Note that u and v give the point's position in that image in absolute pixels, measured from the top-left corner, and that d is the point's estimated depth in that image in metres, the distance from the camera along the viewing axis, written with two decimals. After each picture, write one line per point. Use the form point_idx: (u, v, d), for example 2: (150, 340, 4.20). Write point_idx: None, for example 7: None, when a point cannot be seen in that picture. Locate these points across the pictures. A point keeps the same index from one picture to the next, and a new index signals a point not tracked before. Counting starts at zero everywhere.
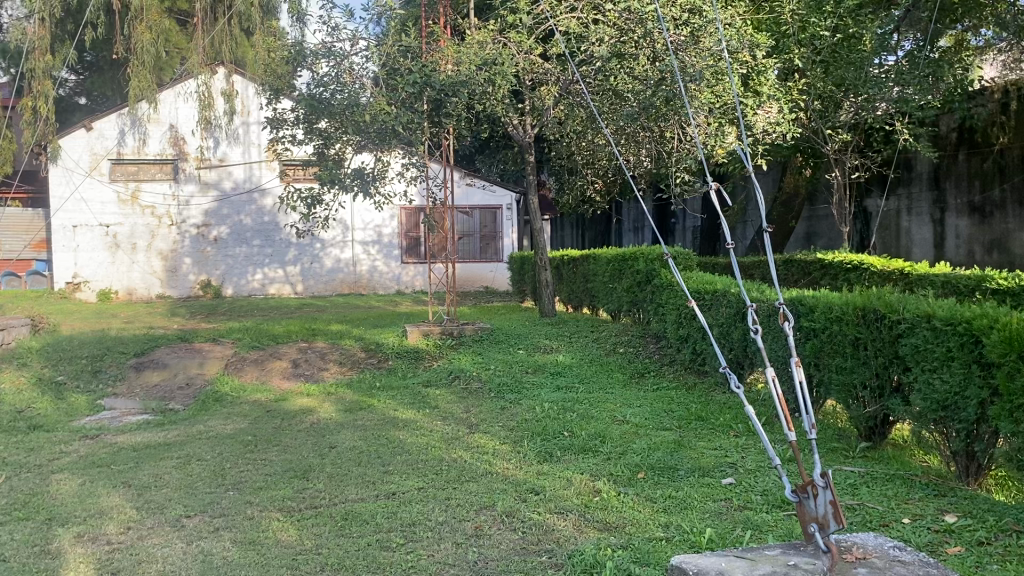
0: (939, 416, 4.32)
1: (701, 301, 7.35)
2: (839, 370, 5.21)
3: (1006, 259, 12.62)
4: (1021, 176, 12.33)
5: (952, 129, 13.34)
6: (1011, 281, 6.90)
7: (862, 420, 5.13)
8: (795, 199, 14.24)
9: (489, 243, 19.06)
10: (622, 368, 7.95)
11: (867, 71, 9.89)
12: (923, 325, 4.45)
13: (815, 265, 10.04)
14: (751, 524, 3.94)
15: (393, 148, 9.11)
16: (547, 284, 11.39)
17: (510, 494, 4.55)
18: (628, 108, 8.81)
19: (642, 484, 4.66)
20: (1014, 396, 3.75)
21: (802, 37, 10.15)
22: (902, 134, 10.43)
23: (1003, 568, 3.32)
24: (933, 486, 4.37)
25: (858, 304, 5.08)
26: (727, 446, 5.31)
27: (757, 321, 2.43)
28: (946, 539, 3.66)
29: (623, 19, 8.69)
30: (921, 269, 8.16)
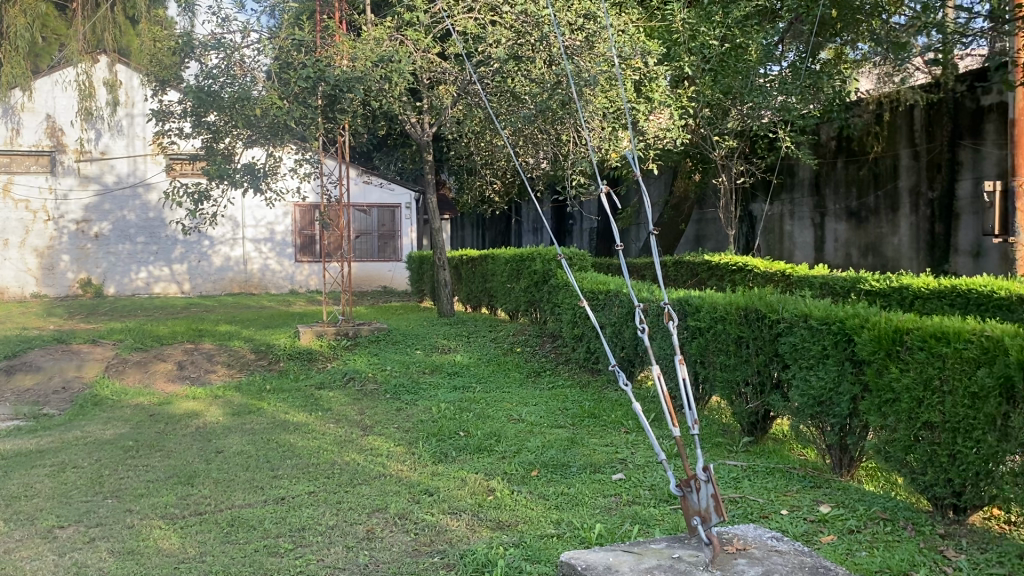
0: (815, 411, 4.53)
1: (594, 302, 7.48)
2: (723, 367, 5.40)
3: (879, 263, 13.28)
4: (892, 184, 12.98)
5: (831, 138, 14.05)
6: (881, 282, 7.29)
7: (745, 416, 5.31)
8: (685, 203, 14.66)
9: (387, 242, 18.89)
10: (519, 367, 8.02)
11: (753, 81, 10.28)
12: (800, 324, 4.66)
13: (703, 266, 10.36)
14: (639, 519, 4.03)
15: (286, 143, 8.97)
16: (446, 284, 11.38)
17: (403, 495, 4.51)
18: (525, 110, 8.93)
19: (535, 482, 4.70)
20: (882, 392, 3.98)
21: (692, 46, 10.30)
22: (784, 142, 10.92)
23: (870, 554, 3.51)
24: (810, 478, 4.58)
25: (740, 303, 5.27)
26: (618, 443, 5.42)
27: (644, 320, 2.53)
28: (820, 529, 3.83)
29: (519, 22, 8.72)
30: (801, 271, 8.53)
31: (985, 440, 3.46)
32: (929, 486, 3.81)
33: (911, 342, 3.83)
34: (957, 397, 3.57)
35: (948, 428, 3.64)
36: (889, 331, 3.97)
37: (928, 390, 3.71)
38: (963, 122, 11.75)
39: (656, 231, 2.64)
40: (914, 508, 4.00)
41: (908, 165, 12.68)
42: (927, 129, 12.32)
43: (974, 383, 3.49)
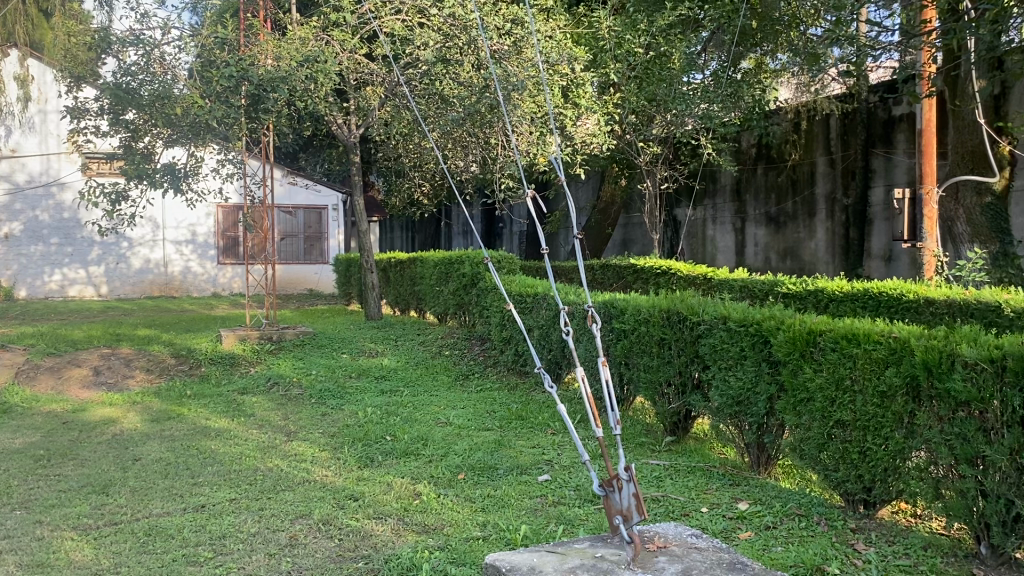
0: (735, 411, 4.66)
1: (521, 305, 7.52)
2: (646, 368, 5.50)
3: (797, 266, 13.72)
4: (810, 191, 13.43)
5: (751, 146, 14.45)
6: (798, 286, 7.52)
7: (667, 416, 5.42)
8: (612, 207, 14.83)
9: (313, 244, 18.64)
10: (447, 370, 8.00)
11: (676, 89, 10.40)
12: (720, 326, 4.78)
13: (629, 269, 10.52)
14: (564, 519, 4.07)
15: (208, 143, 8.77)
16: (373, 287, 11.27)
17: (327, 501, 4.46)
18: (453, 113, 8.88)
19: (461, 485, 4.70)
20: (798, 390, 4.13)
21: (618, 53, 10.65)
22: (707, 150, 11.26)
23: (786, 549, 3.63)
24: (729, 476, 4.69)
25: (663, 306, 5.38)
26: (545, 445, 5.46)
27: (568, 322, 2.57)
28: (738, 525, 3.94)
29: (448, 25, 8.76)
30: (722, 274, 8.74)
31: (893, 436, 3.62)
32: (841, 482, 3.95)
33: (824, 343, 3.98)
34: (867, 396, 3.72)
35: (858, 426, 3.79)
36: (804, 332, 4.11)
37: (840, 389, 3.86)
38: (875, 131, 12.23)
39: (581, 234, 2.68)
40: (827, 503, 4.16)
41: (824, 172, 13.13)
42: (841, 138, 12.78)
43: (882, 383, 3.64)
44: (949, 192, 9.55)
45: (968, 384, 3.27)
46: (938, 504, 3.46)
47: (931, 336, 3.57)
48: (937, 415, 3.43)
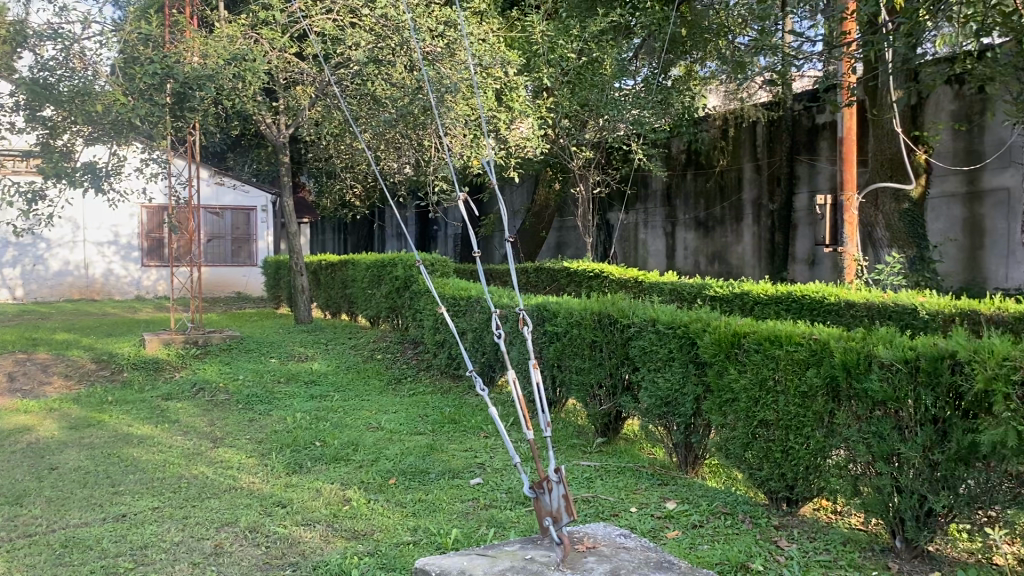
0: (663, 411, 4.73)
1: (454, 308, 7.52)
2: (578, 370, 5.55)
3: (724, 270, 14.04)
4: (737, 196, 13.74)
5: (681, 152, 14.71)
6: (725, 289, 7.68)
7: (598, 418, 5.48)
8: (546, 211, 14.94)
9: (241, 246, 18.31)
10: (379, 374, 7.93)
11: (608, 94, 10.54)
12: (649, 328, 4.86)
13: (562, 272, 10.61)
14: (495, 522, 4.08)
15: (131, 142, 8.51)
16: (304, 290, 11.10)
17: (254, 508, 4.37)
18: (386, 114, 8.84)
19: (392, 490, 4.66)
20: (722, 391, 4.22)
21: (551, 58, 10.50)
22: (638, 155, 11.37)
23: (712, 547, 3.70)
24: (658, 476, 4.76)
25: (594, 309, 5.43)
26: (477, 448, 5.46)
27: (501, 325, 2.61)
28: (666, 524, 4.00)
29: (379, 26, 8.67)
30: (653, 277, 8.86)
31: (814, 436, 3.73)
32: (765, 481, 4.05)
33: (748, 344, 4.07)
34: (789, 396, 3.82)
35: (781, 425, 3.89)
36: (729, 334, 4.20)
37: (764, 390, 3.96)
38: (799, 139, 12.58)
39: (513, 239, 2.72)
40: (751, 501, 4.26)
41: (751, 178, 13.46)
42: (767, 145, 13.12)
43: (803, 383, 3.75)
44: (869, 199, 9.87)
45: (884, 384, 3.38)
46: (857, 500, 3.58)
47: (849, 338, 3.69)
48: (855, 414, 3.54)
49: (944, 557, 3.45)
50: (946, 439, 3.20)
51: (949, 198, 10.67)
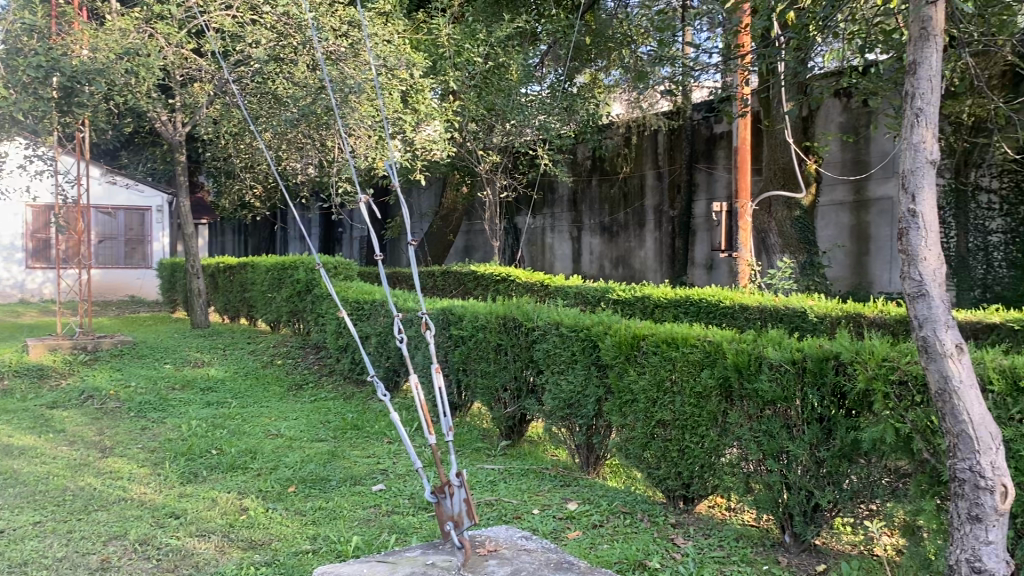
0: (566, 413, 4.79)
1: (358, 312, 7.42)
2: (484, 374, 5.55)
3: (628, 274, 14.35)
4: (640, 202, 14.08)
5: (586, 158, 14.96)
6: (627, 292, 7.82)
7: (502, 421, 5.50)
8: (453, 214, 14.98)
9: (135, 247, 17.66)
10: (280, 380, 7.75)
11: (514, 99, 10.70)
12: (552, 331, 4.91)
13: (469, 276, 10.62)
14: (397, 528, 4.04)
15: (14, 137, 8.06)
16: (200, 294, 10.77)
17: (145, 520, 4.20)
18: (288, 113, 8.71)
19: (291, 498, 4.56)
20: (623, 392, 4.30)
21: (457, 61, 10.25)
22: (544, 160, 11.49)
23: (611, 546, 3.76)
24: (560, 478, 4.82)
25: (500, 313, 5.46)
26: (380, 454, 5.41)
27: (402, 330, 2.65)
28: (567, 525, 4.04)
29: (281, 23, 8.47)
30: (558, 281, 8.97)
31: (708, 435, 3.84)
32: (663, 479, 4.15)
33: (647, 347, 4.16)
34: (685, 396, 3.92)
35: (678, 425, 3.99)
36: (629, 337, 4.28)
37: (661, 391, 4.06)
38: (698, 147, 12.97)
39: (418, 244, 2.74)
40: (649, 500, 4.36)
41: (653, 185, 13.80)
42: (668, 153, 13.46)
43: (698, 384, 3.86)
44: (763, 206, 10.24)
45: (773, 384, 3.52)
46: (748, 497, 3.71)
47: (742, 340, 3.81)
48: (747, 413, 3.67)
49: (829, 550, 3.61)
50: (831, 437, 3.36)
51: (837, 206, 11.19)
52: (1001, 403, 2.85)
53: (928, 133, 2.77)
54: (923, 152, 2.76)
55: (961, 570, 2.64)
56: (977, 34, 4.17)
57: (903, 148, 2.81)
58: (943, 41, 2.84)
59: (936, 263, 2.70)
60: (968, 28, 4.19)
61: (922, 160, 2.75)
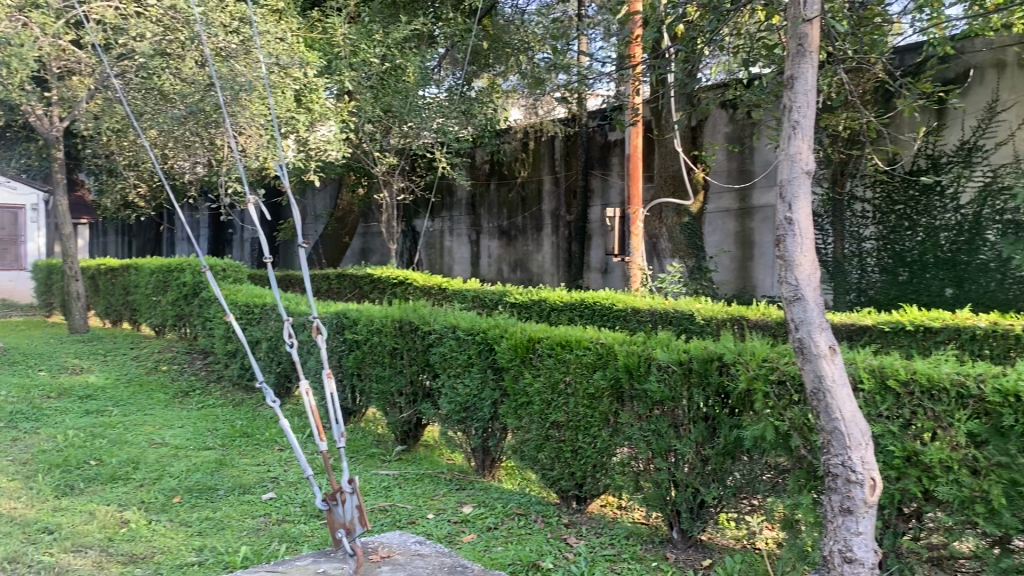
0: (461, 417, 4.78)
1: (248, 316, 7.22)
2: (379, 379, 5.49)
3: (525, 277, 14.51)
4: (537, 206, 14.26)
5: (484, 162, 15.06)
6: (524, 296, 7.90)
7: (398, 426, 5.46)
8: (349, 216, 14.81)
9: (7, 248, 16.72)
10: (165, 387, 7.46)
11: (412, 101, 10.58)
12: (449, 335, 4.90)
13: (365, 279, 10.50)
14: (287, 537, 3.94)
15: None
16: (79, 297, 10.24)
17: (14, 537, 3.95)
18: (175, 111, 8.52)
19: (176, 509, 4.39)
20: (518, 395, 4.33)
21: (353, 61, 10.12)
22: (441, 163, 11.48)
23: (505, 548, 3.78)
24: (455, 482, 4.82)
25: (396, 316, 5.42)
26: (270, 461, 5.28)
27: (293, 336, 2.71)
28: (463, 529, 4.03)
29: (168, 17, 8.14)
30: (455, 284, 8.98)
31: (601, 435, 3.91)
32: (557, 480, 4.19)
33: (542, 349, 4.21)
34: (578, 398, 3.98)
35: (571, 426, 4.04)
36: (524, 340, 4.32)
37: (555, 393, 4.11)
38: (594, 154, 13.21)
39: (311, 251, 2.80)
40: (543, 501, 4.41)
41: (549, 190, 14.00)
42: (565, 159, 13.66)
43: (591, 385, 3.92)
44: (655, 212, 10.53)
45: (661, 385, 3.61)
46: (638, 495, 3.80)
47: (632, 343, 3.91)
48: (637, 413, 3.76)
49: (714, 545, 3.74)
50: (716, 435, 3.49)
51: (724, 213, 11.63)
52: (870, 401, 3.00)
53: (803, 144, 2.92)
54: (799, 163, 2.90)
55: (835, 561, 2.77)
56: (850, 51, 4.40)
57: (780, 158, 2.95)
58: (818, 58, 2.99)
59: (810, 268, 2.85)
60: (843, 46, 4.40)
61: (798, 171, 2.90)
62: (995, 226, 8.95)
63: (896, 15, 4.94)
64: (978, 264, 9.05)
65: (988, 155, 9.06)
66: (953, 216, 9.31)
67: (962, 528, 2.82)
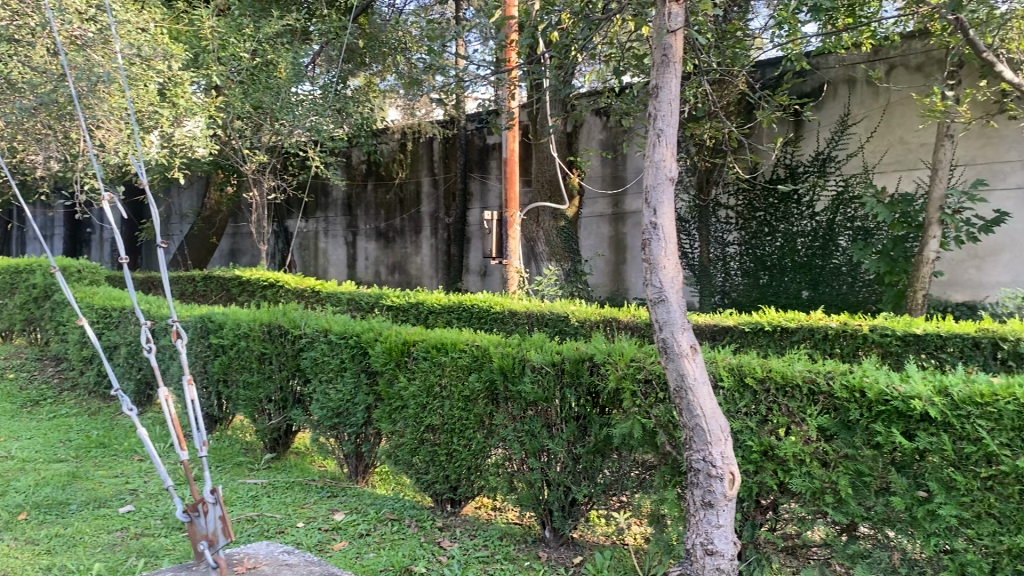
0: (333, 423, 4.69)
1: (105, 320, 6.85)
2: (246, 385, 5.31)
3: (403, 280, 14.42)
4: (415, 209, 14.19)
5: (361, 162, 14.89)
6: (400, 298, 7.84)
7: (266, 433, 5.31)
8: (216, 216, 14.31)
9: None
10: (12, 396, 6.98)
11: (284, 98, 10.22)
12: (320, 339, 4.80)
13: (234, 282, 10.16)
14: (146, 551, 3.75)
15: None
16: None
17: None
18: (22, 100, 7.93)
19: (21, 527, 4.11)
20: (392, 400, 4.28)
21: (221, 55, 9.79)
22: (316, 163, 11.24)
23: (377, 554, 3.72)
24: (327, 489, 4.73)
25: (264, 320, 5.26)
26: (129, 473, 5.02)
27: (151, 339, 2.56)
28: (333, 536, 3.95)
29: (16, 1, 7.63)
30: (329, 286, 8.82)
31: (476, 437, 3.91)
32: (430, 483, 4.17)
33: (417, 353, 4.18)
34: (453, 401, 3.97)
35: (446, 429, 4.02)
36: (399, 343, 4.28)
37: (430, 396, 4.08)
38: (472, 157, 13.26)
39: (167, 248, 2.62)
40: (418, 505, 4.37)
41: (428, 193, 13.95)
42: (443, 161, 13.66)
43: (466, 388, 3.91)
44: (532, 216, 10.64)
45: (535, 386, 3.64)
46: (512, 496, 3.83)
47: (507, 345, 3.94)
48: (511, 414, 3.78)
49: (585, 543, 3.80)
50: (586, 434, 3.56)
51: (599, 218, 11.91)
52: (730, 398, 3.14)
53: (667, 151, 3.02)
54: (663, 170, 2.99)
55: (697, 554, 2.87)
56: (714, 63, 4.59)
57: (647, 165, 3.04)
58: (680, 68, 3.10)
59: (673, 270, 2.96)
60: (706, 57, 4.58)
61: (663, 177, 2.99)
62: (847, 233, 9.53)
63: (757, 30, 5.20)
64: (831, 268, 9.63)
65: (840, 166, 9.64)
66: (809, 223, 9.87)
67: (813, 517, 2.98)
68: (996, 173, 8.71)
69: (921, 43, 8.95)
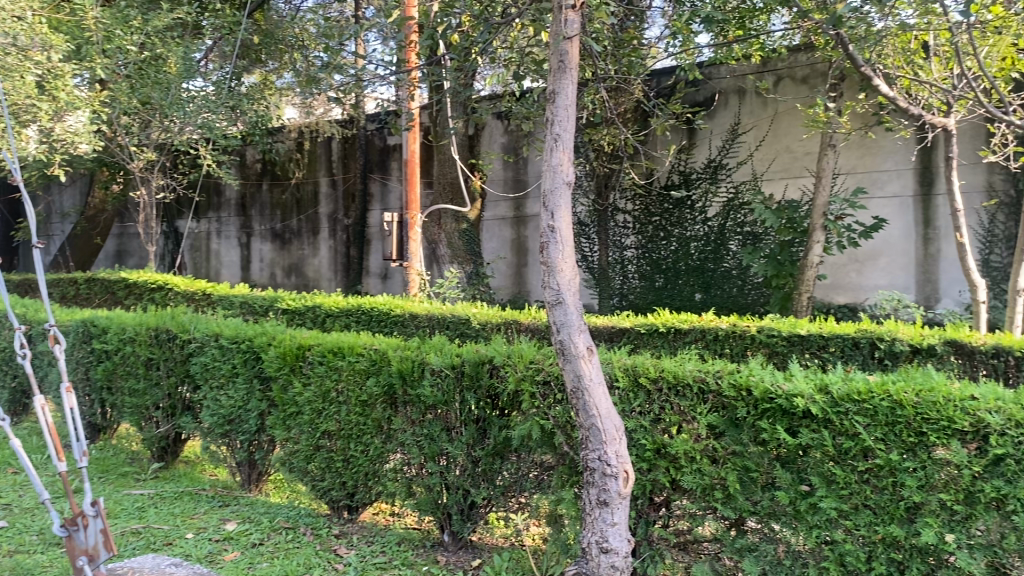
0: (225, 430, 4.55)
1: None
2: (132, 392, 5.09)
3: (301, 282, 14.13)
4: (313, 209, 13.92)
5: (256, 162, 14.57)
6: (296, 302, 7.68)
7: (154, 442, 5.10)
8: (101, 215, 13.70)
9: None
10: None
11: (174, 94, 9.87)
12: (211, 344, 4.65)
13: (120, 284, 9.73)
14: (21, 569, 3.55)
15: None
16: None
17: None
18: None
19: None
20: (286, 406, 4.18)
21: (106, 47, 9.38)
22: (208, 161, 10.90)
23: (270, 564, 3.62)
24: (218, 498, 4.58)
25: (151, 324, 5.06)
26: (2, 487, 4.73)
27: (25, 343, 2.42)
28: (224, 547, 3.82)
29: None
30: (220, 288, 8.56)
31: (373, 442, 3.85)
32: (327, 490, 4.09)
33: (312, 358, 4.10)
34: (350, 405, 3.90)
35: (342, 435, 3.96)
36: (294, 348, 4.19)
37: (326, 401, 4.00)
38: (372, 157, 13.13)
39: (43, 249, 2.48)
40: (313, 513, 4.28)
41: (326, 193, 13.72)
42: (342, 161, 13.46)
43: (363, 393, 3.86)
44: (434, 218, 10.61)
45: (434, 389, 3.63)
46: (410, 501, 3.80)
47: (406, 349, 3.91)
48: (410, 419, 3.76)
49: (484, 545, 3.80)
50: (485, 437, 3.57)
51: (501, 221, 11.98)
52: (625, 398, 3.21)
53: (564, 156, 3.05)
54: (560, 175, 3.03)
55: (593, 552, 2.91)
56: (609, 69, 4.69)
57: (544, 169, 3.07)
58: (576, 75, 3.15)
59: (570, 274, 3.00)
60: (601, 64, 4.68)
61: (560, 182, 3.02)
62: (737, 237, 9.89)
63: (652, 40, 5.34)
64: (723, 272, 9.96)
65: (731, 173, 10.00)
66: (702, 227, 10.17)
67: (703, 513, 3.07)
68: (874, 182, 9.21)
69: (806, 57, 9.36)
